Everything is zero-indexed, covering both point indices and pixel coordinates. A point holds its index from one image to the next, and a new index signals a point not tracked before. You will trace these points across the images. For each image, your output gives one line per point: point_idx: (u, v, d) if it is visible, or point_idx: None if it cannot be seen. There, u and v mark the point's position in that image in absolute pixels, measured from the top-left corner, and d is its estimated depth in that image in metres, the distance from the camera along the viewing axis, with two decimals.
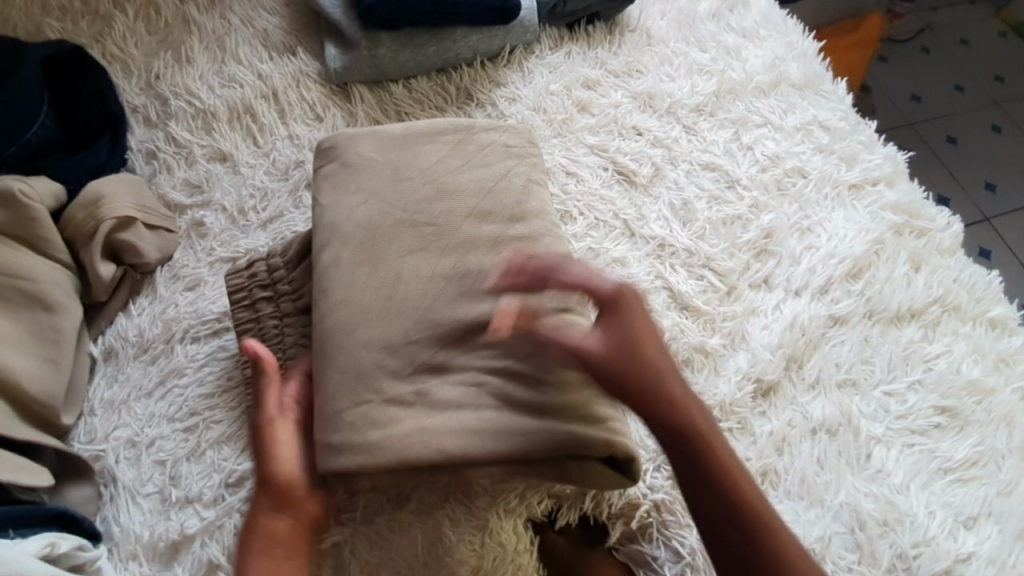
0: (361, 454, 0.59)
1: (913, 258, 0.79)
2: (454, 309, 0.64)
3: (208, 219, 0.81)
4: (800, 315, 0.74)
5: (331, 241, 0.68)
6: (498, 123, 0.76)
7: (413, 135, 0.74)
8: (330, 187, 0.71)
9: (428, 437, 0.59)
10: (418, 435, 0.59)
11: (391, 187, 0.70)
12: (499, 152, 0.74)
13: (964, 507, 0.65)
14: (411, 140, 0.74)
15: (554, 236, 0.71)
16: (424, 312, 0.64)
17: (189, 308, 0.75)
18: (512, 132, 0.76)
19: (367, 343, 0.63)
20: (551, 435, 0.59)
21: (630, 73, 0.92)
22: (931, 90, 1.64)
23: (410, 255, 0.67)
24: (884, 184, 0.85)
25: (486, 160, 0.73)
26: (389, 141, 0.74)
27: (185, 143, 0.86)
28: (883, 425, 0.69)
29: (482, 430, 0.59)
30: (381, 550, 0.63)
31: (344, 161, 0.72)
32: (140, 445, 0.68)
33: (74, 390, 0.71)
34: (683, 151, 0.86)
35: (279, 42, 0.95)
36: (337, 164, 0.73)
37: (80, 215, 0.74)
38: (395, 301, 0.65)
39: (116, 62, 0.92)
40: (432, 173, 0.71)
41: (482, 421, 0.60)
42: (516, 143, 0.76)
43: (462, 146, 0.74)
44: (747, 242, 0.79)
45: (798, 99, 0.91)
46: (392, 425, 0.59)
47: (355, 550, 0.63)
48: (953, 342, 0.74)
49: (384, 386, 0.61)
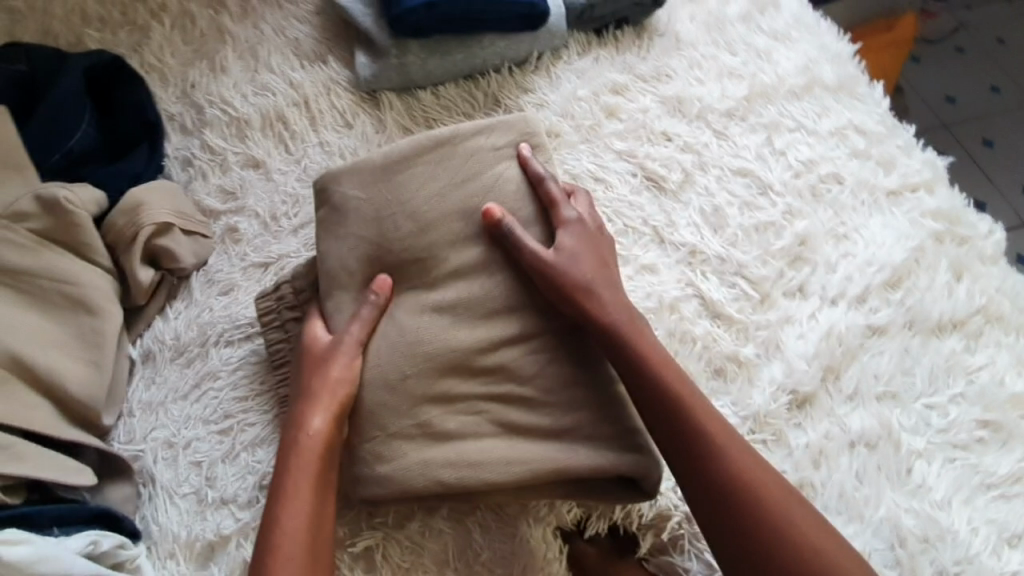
0: (383, 484, 0.63)
1: (955, 266, 0.76)
2: (454, 338, 0.67)
3: (242, 225, 0.83)
4: (836, 325, 0.72)
5: (331, 289, 0.70)
6: (485, 124, 0.73)
7: (394, 161, 0.71)
8: (326, 232, 0.72)
9: (440, 467, 0.63)
10: (436, 460, 0.63)
11: (379, 225, 0.70)
12: (488, 158, 0.72)
13: (1011, 525, 0.62)
14: (393, 166, 0.71)
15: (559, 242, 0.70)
16: (424, 348, 0.66)
17: (223, 312, 0.77)
18: (504, 131, 0.74)
19: (372, 387, 0.66)
20: (558, 457, 0.63)
21: (659, 78, 0.92)
22: (967, 91, 1.59)
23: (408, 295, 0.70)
24: (924, 189, 0.82)
25: (473, 171, 0.71)
26: (373, 173, 0.71)
27: (220, 151, 0.88)
28: (925, 438, 0.67)
29: (485, 461, 0.63)
30: (412, 559, 0.63)
31: (334, 203, 0.71)
32: (177, 447, 0.70)
33: (115, 391, 0.72)
34: (713, 157, 0.85)
35: (310, 50, 0.96)
36: (327, 208, 0.72)
37: (121, 221, 0.77)
38: (395, 342, 0.67)
39: (154, 71, 0.95)
40: (417, 201, 0.70)
41: (489, 451, 0.63)
42: (505, 143, 0.73)
43: (447, 161, 0.71)
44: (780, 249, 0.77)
45: (833, 103, 0.89)
46: (403, 457, 0.64)
47: (387, 559, 0.63)
48: (997, 354, 0.72)
49: (393, 421, 0.65)
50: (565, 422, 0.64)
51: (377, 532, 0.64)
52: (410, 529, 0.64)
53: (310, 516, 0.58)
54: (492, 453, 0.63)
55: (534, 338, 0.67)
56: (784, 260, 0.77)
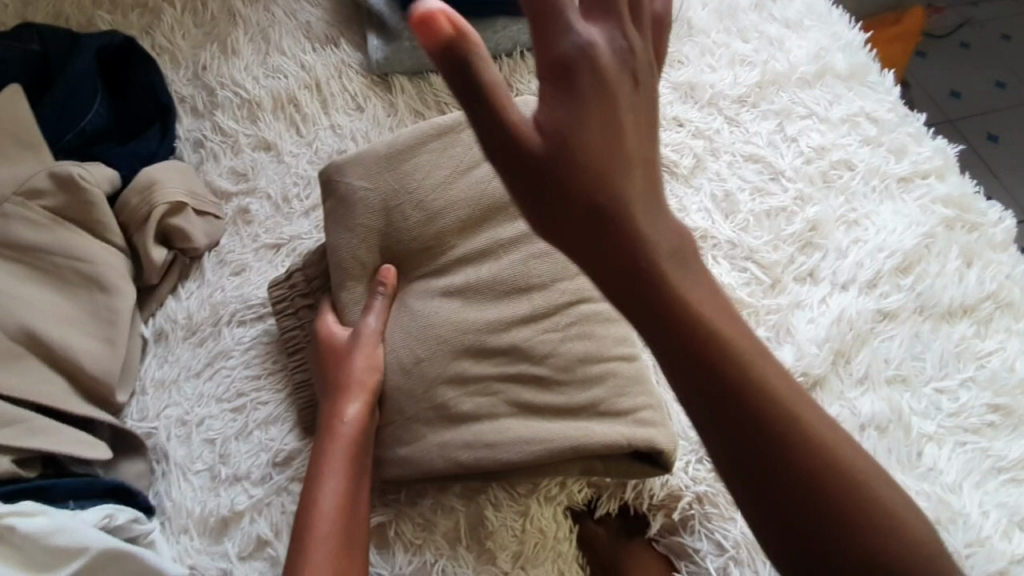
0: (406, 466, 0.64)
1: (965, 253, 0.77)
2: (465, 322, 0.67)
3: (253, 206, 0.83)
4: (847, 309, 0.72)
5: (344, 281, 0.71)
6: None
7: (398, 151, 0.72)
8: (335, 223, 0.71)
9: (460, 448, 0.63)
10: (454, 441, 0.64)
11: (387, 214, 0.71)
12: None
13: (1020, 508, 0.63)
14: (397, 156, 0.72)
15: None
16: (440, 335, 0.67)
17: (235, 292, 0.77)
18: None
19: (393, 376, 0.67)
20: (576, 434, 0.63)
21: (671, 64, 0.92)
22: (972, 86, 1.59)
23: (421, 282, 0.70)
24: (935, 177, 0.82)
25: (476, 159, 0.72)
26: (378, 161, 0.72)
27: (231, 132, 0.88)
28: (934, 422, 0.67)
29: (502, 442, 0.63)
30: (424, 535, 0.64)
31: (340, 193, 0.71)
32: (190, 424, 0.70)
33: (128, 368, 0.73)
34: (725, 143, 0.85)
35: (321, 33, 0.96)
36: (334, 199, 0.72)
37: (135, 201, 0.77)
38: (413, 330, 0.67)
39: (165, 54, 0.95)
40: (423, 191, 0.71)
41: (509, 433, 0.63)
42: None
43: (450, 150, 0.72)
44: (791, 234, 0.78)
45: (844, 90, 0.89)
46: (423, 440, 0.65)
47: (399, 536, 0.64)
48: (1007, 340, 0.72)
49: (412, 407, 0.66)
50: (581, 402, 0.65)
51: (390, 510, 0.65)
52: (422, 507, 0.65)
53: (347, 496, 0.60)
54: (509, 435, 0.63)
55: (546, 321, 0.67)
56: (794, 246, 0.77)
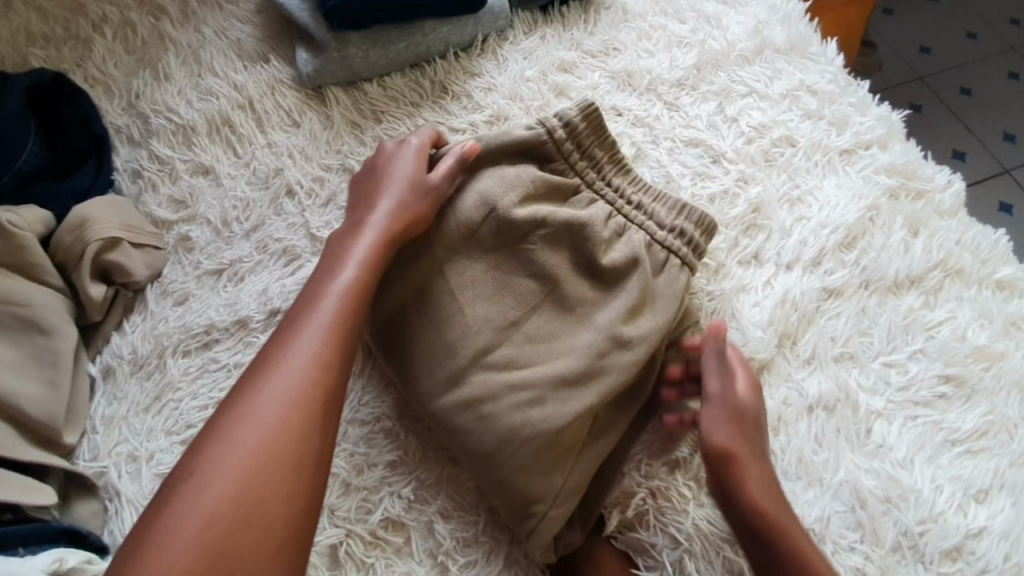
0: (452, 486, 0.65)
1: (911, 223, 0.75)
2: (471, 368, 0.65)
3: (193, 233, 0.82)
4: (791, 290, 0.71)
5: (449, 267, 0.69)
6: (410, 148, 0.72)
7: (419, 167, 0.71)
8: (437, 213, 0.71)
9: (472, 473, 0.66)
10: (452, 467, 0.66)
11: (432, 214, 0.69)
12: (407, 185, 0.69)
13: (974, 481, 0.62)
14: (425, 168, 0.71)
15: (460, 279, 0.68)
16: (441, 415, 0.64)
17: (177, 323, 0.76)
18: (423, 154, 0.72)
19: (426, 446, 0.67)
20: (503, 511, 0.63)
21: (607, 53, 0.90)
22: (941, 40, 1.56)
23: (451, 317, 0.67)
24: (878, 147, 0.81)
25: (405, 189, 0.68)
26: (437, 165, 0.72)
27: (167, 160, 0.87)
28: (884, 398, 0.66)
29: (465, 491, 0.65)
30: (461, 518, 0.64)
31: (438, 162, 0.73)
32: (140, 460, 0.70)
33: (75, 409, 0.72)
34: (548, 115, 0.73)
35: (252, 51, 0.95)
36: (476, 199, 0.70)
37: (68, 240, 0.76)
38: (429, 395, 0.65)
39: (98, 84, 0.93)
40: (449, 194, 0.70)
41: (454, 479, 0.66)
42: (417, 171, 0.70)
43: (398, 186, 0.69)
44: (699, 211, 0.71)
45: (784, 65, 0.88)
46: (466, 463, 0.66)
47: (447, 522, 0.64)
48: (957, 309, 0.71)
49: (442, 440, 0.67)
50: (502, 467, 0.62)
51: (455, 500, 0.65)
52: (370, 527, 0.63)
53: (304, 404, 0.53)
54: (462, 494, 0.65)
55: (496, 378, 0.64)
56: (690, 242, 0.70)
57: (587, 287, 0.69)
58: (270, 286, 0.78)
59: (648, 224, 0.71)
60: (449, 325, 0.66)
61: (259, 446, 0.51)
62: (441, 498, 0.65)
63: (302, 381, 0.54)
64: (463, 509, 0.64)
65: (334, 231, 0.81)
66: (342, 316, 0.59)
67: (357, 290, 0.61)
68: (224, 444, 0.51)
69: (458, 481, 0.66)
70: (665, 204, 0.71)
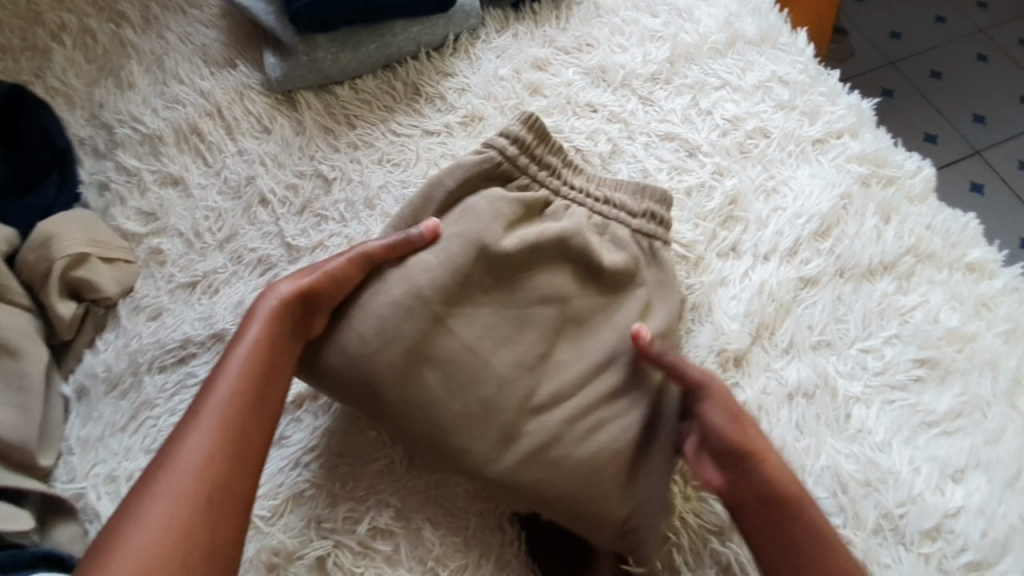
0: (440, 492, 0.65)
1: (883, 210, 0.77)
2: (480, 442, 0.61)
3: (165, 245, 0.80)
4: (770, 280, 0.72)
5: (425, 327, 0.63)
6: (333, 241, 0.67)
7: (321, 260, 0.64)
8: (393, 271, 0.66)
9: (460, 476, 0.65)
10: (443, 474, 0.66)
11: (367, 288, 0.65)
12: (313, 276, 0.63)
13: (950, 460, 0.64)
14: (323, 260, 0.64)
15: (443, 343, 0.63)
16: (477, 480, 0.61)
17: (152, 338, 0.74)
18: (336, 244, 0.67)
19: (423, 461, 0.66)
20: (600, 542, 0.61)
21: (581, 49, 0.90)
22: (910, 26, 1.58)
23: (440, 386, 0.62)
24: (849, 135, 0.82)
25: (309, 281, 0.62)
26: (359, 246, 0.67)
27: (135, 171, 0.84)
28: (862, 383, 0.67)
29: (454, 493, 0.65)
30: (453, 525, 0.64)
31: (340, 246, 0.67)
32: (119, 480, 0.68)
33: (49, 431, 0.70)
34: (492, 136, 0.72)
35: (219, 56, 0.93)
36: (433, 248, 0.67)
37: (33, 258, 0.74)
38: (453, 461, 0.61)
39: (58, 95, 0.90)
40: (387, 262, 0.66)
41: (448, 485, 0.65)
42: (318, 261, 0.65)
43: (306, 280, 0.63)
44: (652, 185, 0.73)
45: (756, 56, 0.88)
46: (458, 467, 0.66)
47: (435, 531, 0.63)
48: (930, 292, 0.72)
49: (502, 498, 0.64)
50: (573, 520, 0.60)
51: (444, 506, 0.64)
52: (357, 537, 0.62)
53: None
54: (455, 501, 0.65)
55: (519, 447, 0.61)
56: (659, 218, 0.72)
57: (595, 295, 0.69)
58: (246, 297, 0.76)
59: (621, 217, 0.72)
60: (479, 383, 0.62)
61: (146, 558, 0.44)
62: (428, 506, 0.64)
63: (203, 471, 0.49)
64: (454, 513, 0.64)
65: (309, 238, 0.79)
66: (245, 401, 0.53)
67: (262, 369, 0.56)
68: (106, 568, 0.43)
69: (447, 486, 0.65)
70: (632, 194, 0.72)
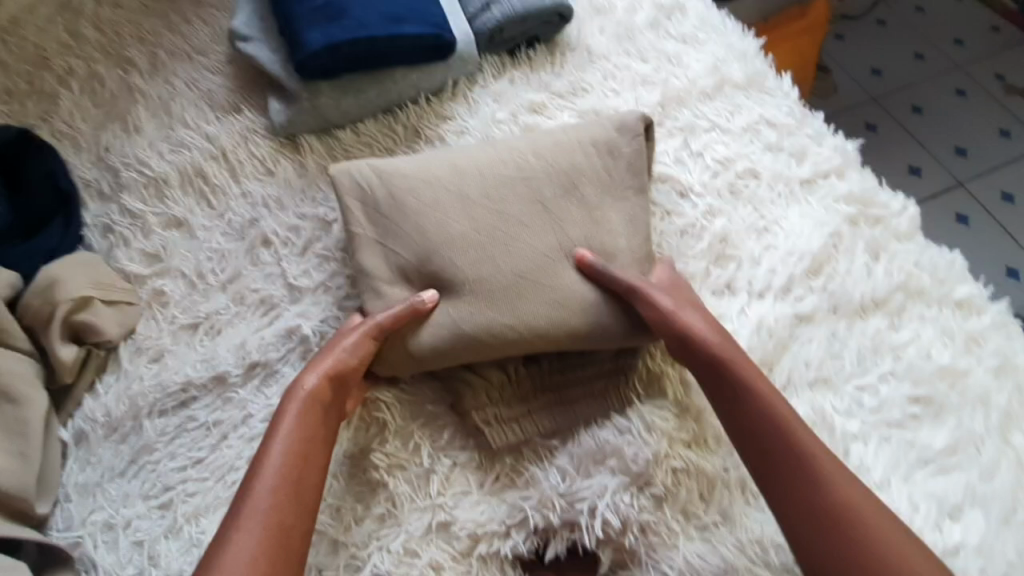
0: (444, 535, 0.65)
1: (872, 247, 0.79)
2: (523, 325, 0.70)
3: (168, 287, 0.81)
4: (765, 318, 0.74)
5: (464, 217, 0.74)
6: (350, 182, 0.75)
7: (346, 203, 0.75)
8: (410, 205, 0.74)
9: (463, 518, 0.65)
10: (447, 516, 0.65)
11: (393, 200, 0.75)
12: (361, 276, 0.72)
13: (950, 498, 0.64)
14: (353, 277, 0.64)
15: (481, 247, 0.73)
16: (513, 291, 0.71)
17: (153, 381, 0.74)
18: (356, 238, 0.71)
19: (428, 501, 0.65)
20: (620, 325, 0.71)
21: (575, 93, 0.93)
22: (891, 63, 1.65)
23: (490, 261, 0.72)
24: (836, 175, 0.85)
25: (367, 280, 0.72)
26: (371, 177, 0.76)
27: (139, 213, 0.86)
28: (858, 419, 0.68)
29: (458, 537, 0.64)
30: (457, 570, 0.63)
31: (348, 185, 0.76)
32: (117, 528, 0.67)
33: (47, 477, 0.70)
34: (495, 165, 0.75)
35: (224, 101, 0.95)
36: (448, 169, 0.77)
37: (36, 302, 0.74)
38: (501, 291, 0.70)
39: (66, 139, 0.92)
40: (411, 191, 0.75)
41: (450, 529, 0.64)
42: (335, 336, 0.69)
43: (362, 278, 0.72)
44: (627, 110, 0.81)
45: (743, 99, 0.92)
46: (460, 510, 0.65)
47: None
48: (921, 329, 0.74)
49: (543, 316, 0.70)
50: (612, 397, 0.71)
51: (448, 551, 0.64)
52: None
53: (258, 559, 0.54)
54: (459, 544, 0.64)
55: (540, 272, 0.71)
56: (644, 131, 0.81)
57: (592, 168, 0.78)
58: (248, 339, 0.76)
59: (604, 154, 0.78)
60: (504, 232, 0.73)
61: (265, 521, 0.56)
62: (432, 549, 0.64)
63: (267, 529, 0.55)
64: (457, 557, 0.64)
65: (311, 278, 0.80)
66: (283, 496, 0.58)
67: (293, 453, 0.60)
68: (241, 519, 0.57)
69: (451, 528, 0.65)
70: (618, 159, 0.78)
